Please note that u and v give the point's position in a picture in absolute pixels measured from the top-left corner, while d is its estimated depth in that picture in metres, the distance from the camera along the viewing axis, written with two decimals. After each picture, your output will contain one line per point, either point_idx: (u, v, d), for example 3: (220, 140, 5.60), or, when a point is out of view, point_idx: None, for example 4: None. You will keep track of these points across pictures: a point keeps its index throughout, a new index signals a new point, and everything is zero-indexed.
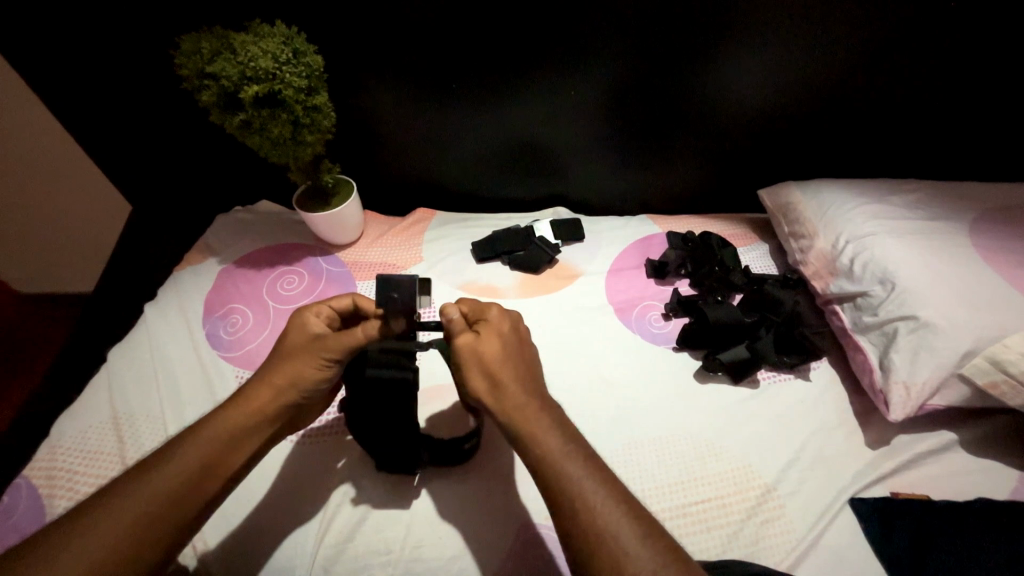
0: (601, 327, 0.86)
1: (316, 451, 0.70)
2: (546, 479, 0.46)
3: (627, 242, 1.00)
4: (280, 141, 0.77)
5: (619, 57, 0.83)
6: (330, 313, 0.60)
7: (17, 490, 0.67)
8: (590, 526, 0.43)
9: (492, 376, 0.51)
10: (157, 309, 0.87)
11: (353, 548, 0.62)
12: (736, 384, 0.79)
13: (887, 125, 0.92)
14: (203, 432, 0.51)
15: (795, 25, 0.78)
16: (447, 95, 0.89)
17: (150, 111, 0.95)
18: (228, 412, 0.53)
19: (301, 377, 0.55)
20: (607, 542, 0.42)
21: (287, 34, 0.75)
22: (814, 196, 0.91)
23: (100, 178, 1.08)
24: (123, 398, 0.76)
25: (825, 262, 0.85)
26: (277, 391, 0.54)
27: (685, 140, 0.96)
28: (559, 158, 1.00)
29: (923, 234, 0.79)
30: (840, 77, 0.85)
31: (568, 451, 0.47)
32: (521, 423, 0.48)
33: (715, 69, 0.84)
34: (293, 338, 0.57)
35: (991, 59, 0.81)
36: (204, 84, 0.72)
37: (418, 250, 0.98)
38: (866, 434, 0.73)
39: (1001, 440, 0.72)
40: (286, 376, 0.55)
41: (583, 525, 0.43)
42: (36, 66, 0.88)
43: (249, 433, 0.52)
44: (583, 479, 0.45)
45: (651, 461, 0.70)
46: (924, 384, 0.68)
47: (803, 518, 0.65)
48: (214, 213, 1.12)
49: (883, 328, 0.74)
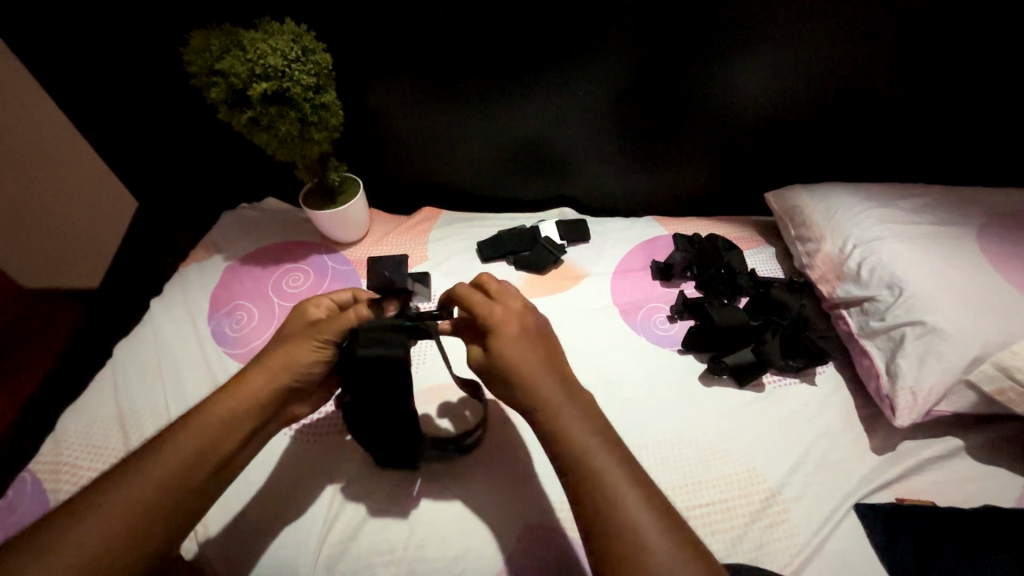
0: (606, 329, 0.86)
1: (319, 449, 0.70)
2: (572, 469, 0.47)
3: (633, 244, 1.00)
4: (288, 139, 0.77)
5: (626, 59, 0.83)
6: (330, 305, 0.62)
7: (23, 484, 0.67)
8: (614, 514, 0.44)
9: (513, 375, 0.51)
10: (163, 305, 0.88)
11: (356, 547, 0.62)
12: (740, 387, 0.79)
13: (895, 129, 0.92)
14: (198, 420, 0.51)
15: (804, 28, 0.78)
16: (454, 95, 0.89)
17: (158, 107, 0.95)
18: (224, 399, 0.53)
19: (294, 360, 0.56)
20: (631, 529, 0.43)
21: (297, 32, 0.75)
22: (821, 199, 0.91)
23: (106, 174, 1.08)
24: (128, 393, 0.76)
25: (831, 266, 0.84)
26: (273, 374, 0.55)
27: (692, 142, 0.95)
28: (565, 159, 1.00)
29: (931, 239, 0.79)
30: (848, 80, 0.85)
31: (593, 441, 0.48)
32: (547, 415, 0.49)
33: (723, 71, 0.84)
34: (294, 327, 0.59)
35: (1001, 63, 0.80)
36: (213, 81, 0.72)
37: (423, 249, 0.98)
38: (871, 440, 0.73)
39: (1006, 448, 0.71)
40: (281, 359, 0.56)
41: (607, 513, 0.44)
42: (44, 62, 0.88)
43: (244, 421, 0.53)
44: (608, 467, 0.46)
45: (655, 464, 0.70)
46: (931, 390, 0.68)
47: (807, 523, 0.65)
48: (219, 210, 1.12)
49: (890, 333, 0.74)
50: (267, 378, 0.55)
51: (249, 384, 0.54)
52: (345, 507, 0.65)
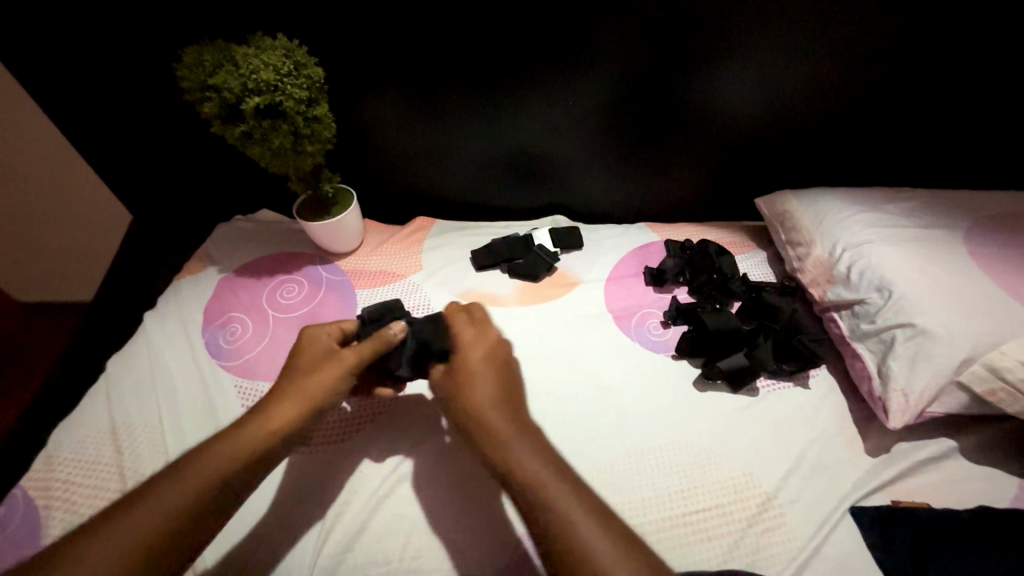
0: (600, 335, 0.86)
1: (315, 464, 0.70)
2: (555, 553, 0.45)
3: (626, 250, 1.01)
4: (281, 152, 0.78)
5: (616, 69, 0.84)
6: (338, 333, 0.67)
7: (14, 502, 0.66)
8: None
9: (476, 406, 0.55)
10: (156, 320, 0.88)
11: (351, 559, 0.62)
12: (734, 392, 0.79)
13: (882, 134, 0.93)
14: (248, 437, 0.54)
15: (787, 37, 0.80)
16: (446, 106, 0.90)
17: (152, 122, 0.96)
18: (273, 415, 0.57)
19: (319, 395, 0.59)
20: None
21: (288, 47, 0.75)
22: (811, 203, 0.91)
23: (102, 188, 1.09)
24: (121, 408, 0.76)
25: (822, 270, 0.85)
26: (307, 401, 0.58)
27: (681, 149, 0.97)
28: (557, 169, 1.01)
29: (917, 241, 0.80)
30: (831, 88, 0.87)
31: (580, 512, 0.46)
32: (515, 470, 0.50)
33: (709, 78, 0.85)
34: (309, 356, 0.62)
35: (983, 69, 0.82)
36: (206, 96, 0.72)
37: (418, 259, 0.99)
38: (866, 442, 0.73)
39: (999, 449, 0.72)
40: (310, 391, 0.59)
41: None
42: (42, 82, 0.89)
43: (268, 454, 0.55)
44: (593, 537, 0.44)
45: (651, 471, 0.70)
46: (922, 392, 0.68)
47: (803, 527, 0.65)
48: (215, 222, 1.13)
49: (880, 336, 0.74)
50: (294, 410, 0.57)
51: (281, 412, 0.57)
52: (341, 518, 0.65)
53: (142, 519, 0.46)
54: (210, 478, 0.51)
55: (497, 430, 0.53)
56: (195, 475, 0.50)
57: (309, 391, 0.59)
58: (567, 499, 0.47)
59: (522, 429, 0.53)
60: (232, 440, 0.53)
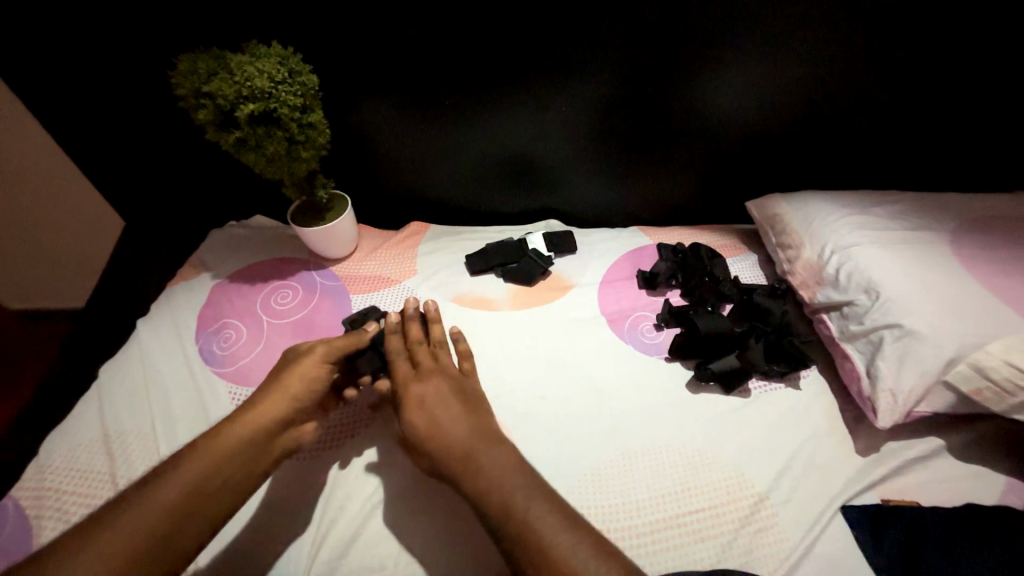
0: (593, 338, 0.87)
1: (308, 470, 0.70)
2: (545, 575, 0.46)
3: (619, 253, 1.02)
4: (275, 158, 0.78)
5: (608, 75, 0.85)
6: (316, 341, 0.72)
7: (5, 512, 0.66)
8: None
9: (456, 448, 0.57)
10: (149, 327, 0.87)
11: (346, 564, 0.62)
12: (726, 393, 0.80)
13: (869, 137, 0.95)
14: (230, 436, 0.57)
15: (775, 44, 0.81)
16: (440, 112, 0.91)
17: (146, 129, 0.96)
18: (254, 415, 0.59)
19: (297, 390, 0.63)
20: None
21: (282, 54, 0.76)
22: (800, 206, 0.93)
23: (95, 195, 1.09)
24: (114, 416, 0.76)
25: (811, 272, 0.86)
26: (291, 396, 0.62)
27: (673, 154, 0.98)
28: (550, 173, 1.02)
29: (903, 243, 0.81)
30: (818, 93, 0.88)
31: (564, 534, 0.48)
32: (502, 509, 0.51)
33: (699, 83, 0.87)
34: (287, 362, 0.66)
35: (966, 74, 0.84)
36: (200, 103, 0.72)
37: (412, 263, 0.99)
38: (856, 441, 0.74)
39: (985, 446, 0.73)
40: (291, 389, 0.63)
41: None
42: (35, 89, 0.89)
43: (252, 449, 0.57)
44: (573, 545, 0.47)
45: (644, 473, 0.70)
46: (910, 391, 0.70)
47: (794, 527, 0.66)
48: (208, 228, 1.13)
49: (869, 337, 0.75)
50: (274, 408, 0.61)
51: (260, 409, 0.60)
52: (337, 523, 0.65)
53: (129, 522, 0.48)
54: (197, 479, 0.53)
55: (479, 467, 0.55)
56: (181, 477, 0.52)
57: (288, 387, 0.63)
58: (559, 531, 0.49)
59: (515, 468, 0.55)
60: (214, 441, 0.56)
